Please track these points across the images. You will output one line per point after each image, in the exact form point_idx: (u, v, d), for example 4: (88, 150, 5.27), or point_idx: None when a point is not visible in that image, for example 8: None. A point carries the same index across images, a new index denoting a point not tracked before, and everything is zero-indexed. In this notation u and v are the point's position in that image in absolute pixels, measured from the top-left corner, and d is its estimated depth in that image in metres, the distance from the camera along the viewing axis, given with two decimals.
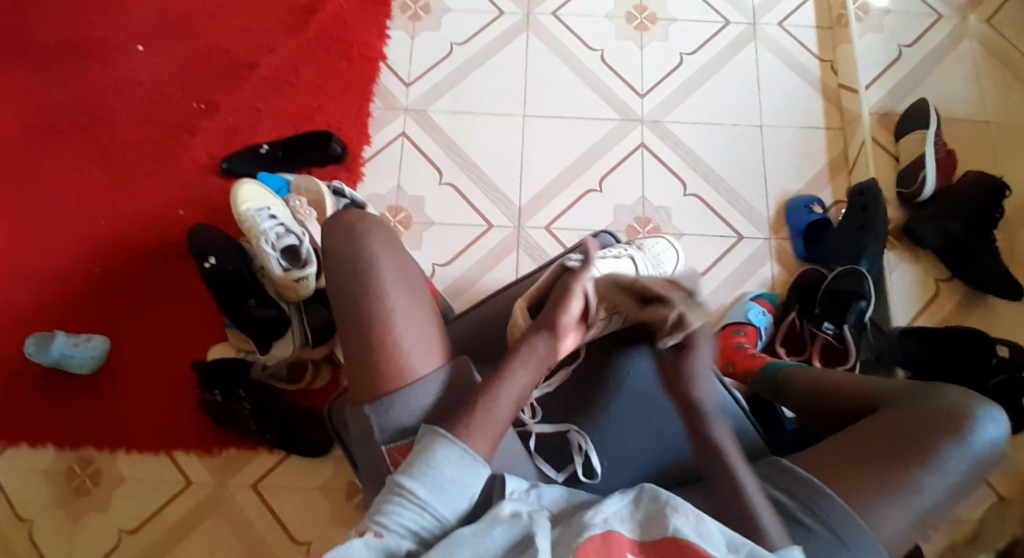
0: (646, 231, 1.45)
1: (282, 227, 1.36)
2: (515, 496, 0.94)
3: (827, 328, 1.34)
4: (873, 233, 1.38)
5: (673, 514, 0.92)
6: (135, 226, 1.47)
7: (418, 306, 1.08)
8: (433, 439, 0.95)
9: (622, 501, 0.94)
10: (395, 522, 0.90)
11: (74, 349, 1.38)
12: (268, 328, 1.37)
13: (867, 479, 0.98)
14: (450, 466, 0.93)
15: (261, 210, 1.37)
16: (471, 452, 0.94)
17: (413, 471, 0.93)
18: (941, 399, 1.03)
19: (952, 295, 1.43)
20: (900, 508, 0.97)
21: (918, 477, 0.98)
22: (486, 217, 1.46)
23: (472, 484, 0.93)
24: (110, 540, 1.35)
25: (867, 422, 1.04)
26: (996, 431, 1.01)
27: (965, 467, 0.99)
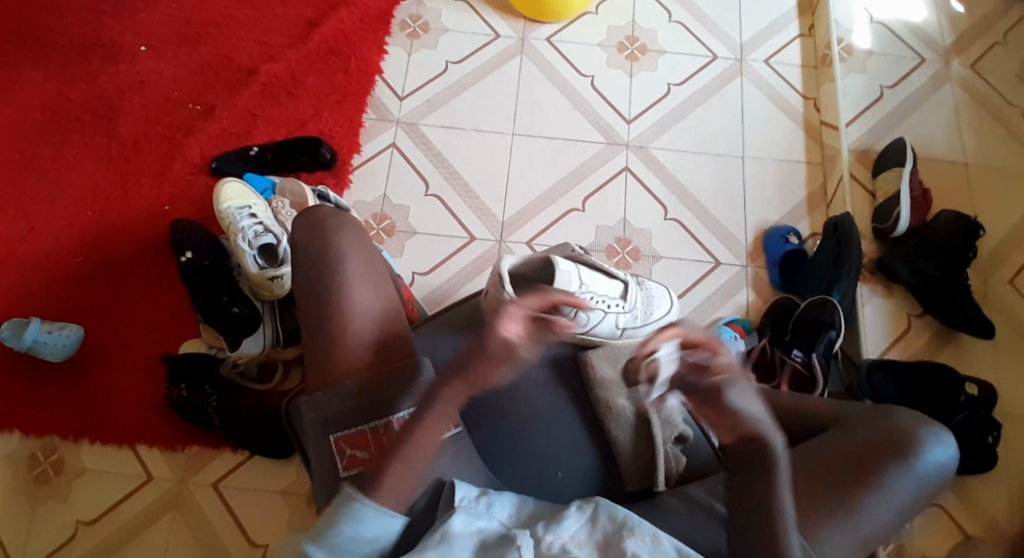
0: (625, 252, 1.47)
1: (260, 226, 1.42)
2: (465, 505, 1.00)
3: (796, 355, 1.35)
4: (847, 266, 1.40)
5: (629, 534, 1.00)
6: (119, 218, 1.48)
7: (379, 299, 1.10)
8: (334, 500, 0.96)
9: (578, 522, 1.01)
10: None
11: (48, 336, 1.38)
12: (241, 326, 1.39)
13: (819, 501, 1.05)
14: (349, 526, 0.95)
15: (242, 208, 1.43)
16: (372, 506, 0.95)
17: (316, 537, 0.95)
18: (890, 419, 1.11)
19: (925, 331, 1.44)
20: (846, 530, 1.04)
21: (862, 496, 1.05)
22: (468, 230, 1.48)
23: (377, 536, 0.96)
24: (67, 532, 1.33)
25: (822, 446, 1.11)
26: (944, 453, 1.08)
27: (911, 489, 1.06)
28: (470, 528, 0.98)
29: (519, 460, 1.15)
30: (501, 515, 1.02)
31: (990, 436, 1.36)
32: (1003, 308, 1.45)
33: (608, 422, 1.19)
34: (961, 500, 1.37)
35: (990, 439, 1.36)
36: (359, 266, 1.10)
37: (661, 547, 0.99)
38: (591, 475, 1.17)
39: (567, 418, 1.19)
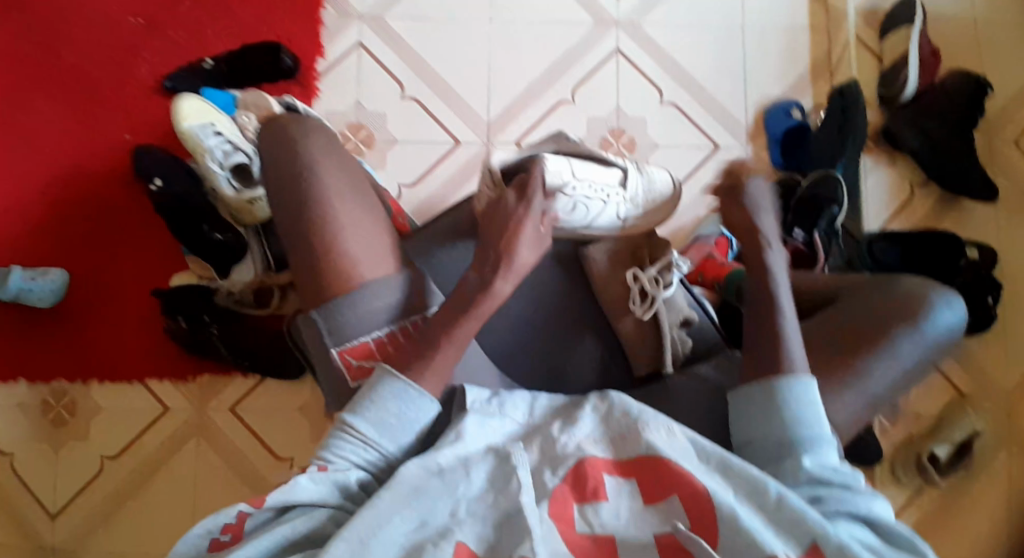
0: (621, 144, 1.40)
1: (229, 144, 1.32)
2: (478, 408, 0.97)
3: (797, 235, 1.33)
4: (851, 139, 1.35)
5: (645, 428, 0.93)
6: (81, 152, 1.40)
7: (361, 203, 1.03)
8: (376, 376, 0.96)
9: (591, 420, 0.95)
10: (338, 454, 0.92)
11: (33, 283, 1.34)
12: (225, 254, 1.35)
13: (832, 375, 1.13)
14: (394, 403, 0.95)
15: (205, 126, 1.32)
16: (414, 387, 0.95)
17: (355, 407, 0.94)
18: (896, 287, 1.20)
19: (928, 199, 1.40)
20: (860, 389, 1.12)
21: (873, 364, 1.14)
22: (453, 134, 1.41)
23: (416, 418, 0.95)
24: (94, 468, 1.35)
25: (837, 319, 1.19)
26: (952, 313, 1.18)
27: (922, 353, 1.16)
28: (484, 435, 0.94)
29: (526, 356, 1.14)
30: (516, 416, 0.98)
31: (989, 297, 1.34)
32: (1008, 169, 1.41)
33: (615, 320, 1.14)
34: (960, 362, 1.35)
35: (990, 300, 1.34)
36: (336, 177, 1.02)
37: (677, 439, 0.92)
38: (599, 367, 1.15)
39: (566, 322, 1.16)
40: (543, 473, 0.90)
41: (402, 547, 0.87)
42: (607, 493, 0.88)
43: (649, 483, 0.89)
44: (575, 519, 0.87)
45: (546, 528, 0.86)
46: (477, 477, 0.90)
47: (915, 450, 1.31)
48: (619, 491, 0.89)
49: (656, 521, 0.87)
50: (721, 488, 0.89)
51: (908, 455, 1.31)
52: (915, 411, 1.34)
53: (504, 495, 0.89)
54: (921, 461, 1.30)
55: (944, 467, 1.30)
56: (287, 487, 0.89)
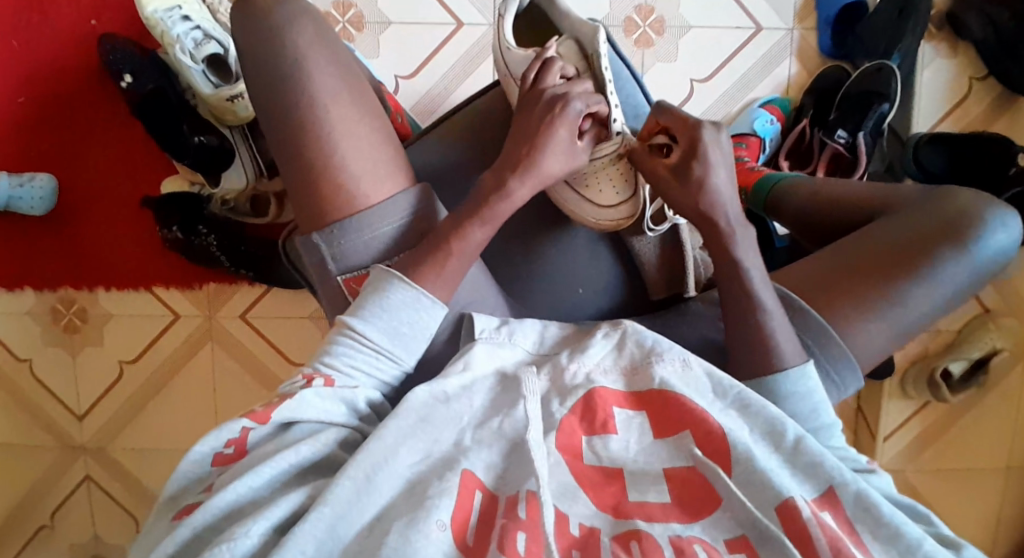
0: (648, 25, 1.22)
1: (199, 33, 1.22)
2: (485, 335, 0.90)
3: (840, 137, 1.20)
4: (913, 20, 1.18)
5: (656, 362, 0.85)
6: (44, 42, 1.26)
7: (361, 110, 0.93)
8: (383, 275, 0.89)
9: (605, 347, 0.87)
10: (346, 363, 0.87)
11: (21, 191, 1.27)
12: (213, 159, 1.23)
13: (856, 297, 0.98)
14: (405, 311, 0.89)
15: (170, 11, 1.22)
16: (429, 297, 0.89)
17: (360, 311, 0.88)
18: (950, 203, 1.01)
19: (987, 96, 1.24)
20: (887, 316, 0.97)
21: (907, 288, 0.97)
22: (456, 14, 1.23)
23: (428, 324, 0.90)
24: (114, 371, 1.37)
25: (870, 232, 1.01)
26: (1007, 238, 1.00)
27: (963, 278, 0.99)
28: (492, 361, 0.87)
29: (535, 279, 1.11)
30: (525, 344, 0.91)
31: None
32: None
33: (631, 238, 1.12)
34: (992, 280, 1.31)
35: None
36: (324, 71, 0.91)
37: (692, 373, 0.84)
38: (615, 286, 1.12)
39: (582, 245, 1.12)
40: (551, 403, 0.83)
41: (407, 478, 0.78)
42: (617, 427, 0.81)
43: (662, 418, 0.82)
44: (583, 451, 0.80)
45: (554, 462, 0.79)
46: (477, 399, 0.84)
47: (929, 365, 1.31)
48: (629, 426, 0.82)
49: (670, 455, 0.80)
50: (736, 427, 0.82)
51: (921, 372, 1.31)
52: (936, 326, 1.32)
53: (506, 419, 0.82)
54: (934, 378, 1.30)
55: (955, 383, 1.30)
56: (294, 402, 0.82)
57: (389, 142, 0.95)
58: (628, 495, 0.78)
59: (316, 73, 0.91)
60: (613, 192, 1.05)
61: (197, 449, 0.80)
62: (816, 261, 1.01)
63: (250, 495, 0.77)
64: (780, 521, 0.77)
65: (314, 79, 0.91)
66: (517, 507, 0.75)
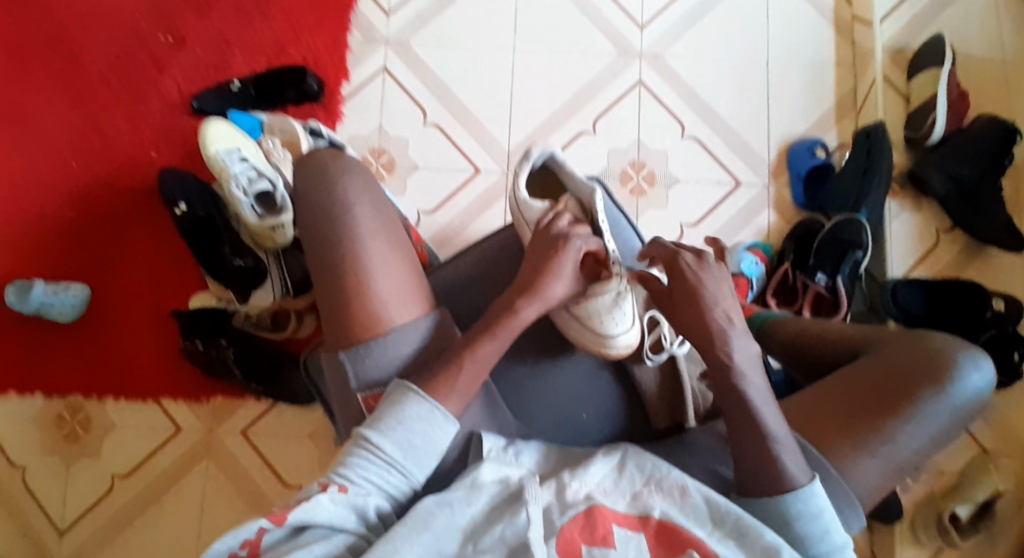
0: (641, 177, 1.39)
1: (254, 171, 1.32)
2: (493, 454, 1.00)
3: (820, 280, 1.32)
4: (876, 178, 1.33)
5: (654, 488, 0.93)
6: (104, 168, 1.41)
7: (396, 248, 1.04)
8: (402, 391, 0.97)
9: (605, 470, 0.95)
10: (361, 474, 0.92)
11: (53, 298, 1.36)
12: (245, 279, 1.35)
13: (849, 433, 1.02)
14: (420, 424, 0.95)
15: (231, 152, 1.32)
16: (441, 410, 0.96)
17: (379, 423, 0.95)
18: (927, 343, 1.07)
19: (954, 246, 1.39)
20: (880, 450, 1.01)
21: (896, 426, 1.02)
22: (472, 162, 1.39)
23: (440, 440, 0.96)
24: (105, 486, 1.38)
25: (853, 370, 1.07)
26: (982, 378, 1.05)
27: (947, 415, 1.03)
28: (498, 473, 0.93)
29: (545, 406, 1.18)
30: (529, 465, 1.01)
31: (1016, 353, 1.33)
32: None
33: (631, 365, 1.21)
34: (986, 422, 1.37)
35: (1015, 356, 1.33)
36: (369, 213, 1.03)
37: (688, 501, 0.92)
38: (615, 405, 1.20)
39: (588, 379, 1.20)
40: (552, 512, 0.89)
41: None
42: (615, 542, 0.87)
43: (659, 541, 0.89)
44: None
45: None
46: (481, 505, 0.89)
47: (936, 508, 1.33)
48: (627, 543, 0.87)
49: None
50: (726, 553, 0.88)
51: (928, 514, 1.33)
52: (937, 467, 1.36)
53: (509, 526, 0.87)
54: (943, 521, 1.31)
55: (965, 528, 1.30)
56: (310, 505, 0.87)
57: (414, 273, 1.05)
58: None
59: (359, 212, 1.03)
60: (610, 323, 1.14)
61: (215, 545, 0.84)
62: (808, 400, 1.06)
63: None
64: None
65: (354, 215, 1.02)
66: None
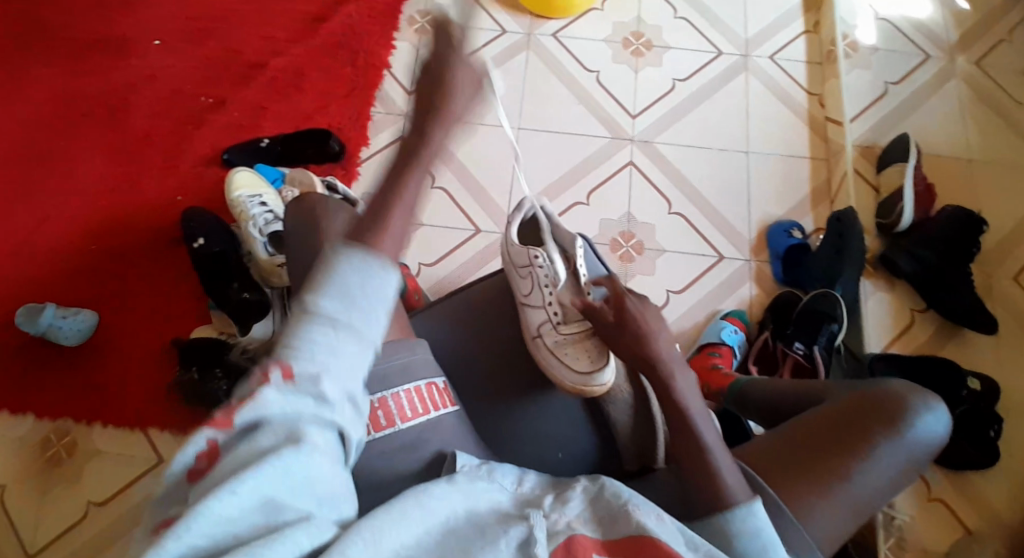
0: (630, 246, 1.49)
1: (270, 214, 1.44)
2: (466, 470, 0.94)
3: (797, 347, 1.36)
4: (849, 258, 1.41)
5: (635, 510, 0.90)
6: (132, 208, 1.52)
7: None
8: (334, 252, 0.79)
9: (581, 502, 0.92)
10: (302, 353, 0.75)
11: (63, 321, 1.41)
12: (250, 312, 1.41)
13: (809, 474, 1.02)
14: (356, 276, 0.78)
15: (253, 197, 1.45)
16: (377, 257, 0.79)
17: (313, 288, 0.77)
18: (883, 389, 1.08)
19: (928, 326, 1.44)
20: (839, 491, 1.01)
21: (856, 466, 1.02)
22: (474, 221, 1.50)
23: (382, 287, 0.78)
24: (78, 512, 1.36)
25: (807, 415, 1.08)
26: (937, 424, 1.07)
27: (902, 459, 1.04)
28: (477, 495, 0.88)
29: (521, 439, 1.15)
30: (506, 484, 0.94)
31: (991, 429, 1.36)
32: (1007, 303, 1.45)
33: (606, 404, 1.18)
34: (967, 500, 1.36)
35: (991, 432, 1.36)
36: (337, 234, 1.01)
37: (665, 522, 0.90)
38: (586, 439, 1.16)
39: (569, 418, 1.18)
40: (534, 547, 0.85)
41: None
42: None
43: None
44: None
45: None
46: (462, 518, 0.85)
47: None
48: None
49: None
50: None
51: None
52: (921, 546, 1.34)
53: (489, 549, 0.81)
54: None
55: None
56: (256, 404, 0.74)
57: (389, 311, 1.07)
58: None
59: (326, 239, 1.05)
60: (581, 359, 1.21)
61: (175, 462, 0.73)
62: (763, 442, 1.06)
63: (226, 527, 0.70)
64: None
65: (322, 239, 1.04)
66: None
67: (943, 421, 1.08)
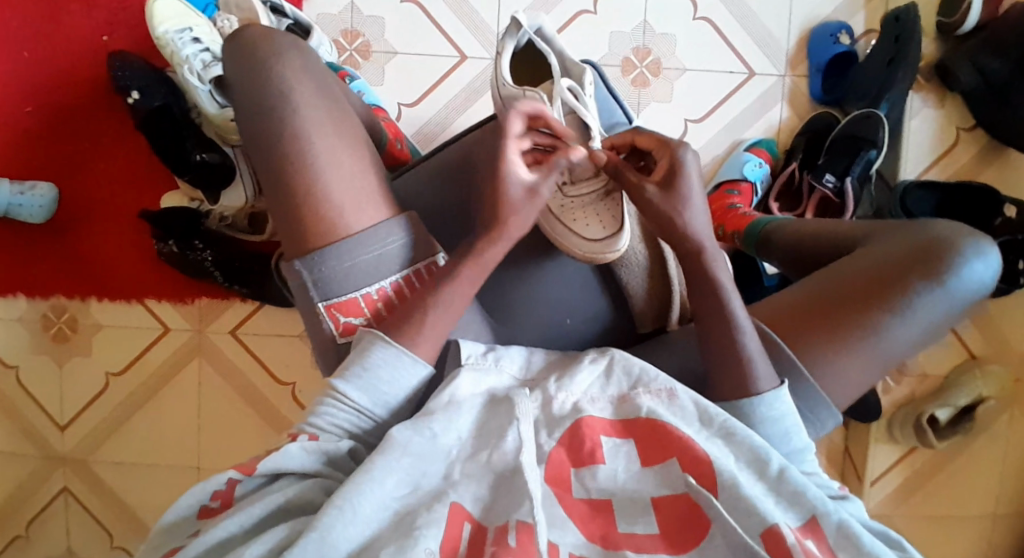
0: (645, 66, 1.26)
1: (208, 54, 1.24)
2: (472, 362, 0.91)
3: (828, 181, 1.23)
4: (901, 71, 1.21)
5: (643, 391, 0.88)
6: (54, 52, 1.29)
7: (347, 140, 0.95)
8: (367, 340, 0.89)
9: (592, 374, 0.89)
10: (329, 421, 0.87)
11: (21, 198, 1.28)
12: (213, 175, 1.27)
13: (836, 325, 0.97)
14: (386, 367, 0.88)
15: (181, 32, 1.23)
16: (409, 354, 0.89)
17: (345, 371, 0.88)
18: (924, 233, 1.01)
19: (974, 145, 1.29)
20: (869, 344, 0.96)
21: (889, 320, 0.97)
22: (460, 47, 1.26)
23: (410, 383, 0.89)
24: (100, 383, 1.38)
25: (837, 269, 1.01)
26: (983, 265, 1.00)
27: (938, 316, 0.98)
28: (478, 387, 0.88)
29: (529, 309, 1.09)
30: (511, 370, 0.92)
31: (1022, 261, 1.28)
32: None
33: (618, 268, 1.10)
34: (977, 326, 1.35)
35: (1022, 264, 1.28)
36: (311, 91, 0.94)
37: (678, 403, 0.86)
38: (601, 323, 1.12)
39: (577, 281, 1.10)
40: (539, 433, 0.84)
41: (393, 508, 0.79)
42: (605, 456, 0.83)
43: (648, 445, 0.84)
44: (569, 481, 0.82)
45: (544, 492, 0.80)
46: (465, 424, 0.85)
47: (917, 408, 1.34)
48: (617, 454, 0.83)
49: (657, 482, 0.81)
50: (723, 456, 0.83)
51: (908, 414, 1.34)
52: (921, 371, 1.36)
53: (494, 452, 0.82)
54: (922, 422, 1.33)
55: (942, 429, 1.33)
56: (279, 455, 0.83)
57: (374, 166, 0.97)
58: (615, 525, 0.79)
59: (281, 89, 0.94)
60: (599, 227, 1.09)
61: (186, 500, 0.82)
62: (794, 295, 1.00)
63: (239, 534, 0.79)
64: (766, 547, 0.78)
65: (277, 82, 0.94)
66: (506, 536, 0.75)
67: (993, 266, 1.01)
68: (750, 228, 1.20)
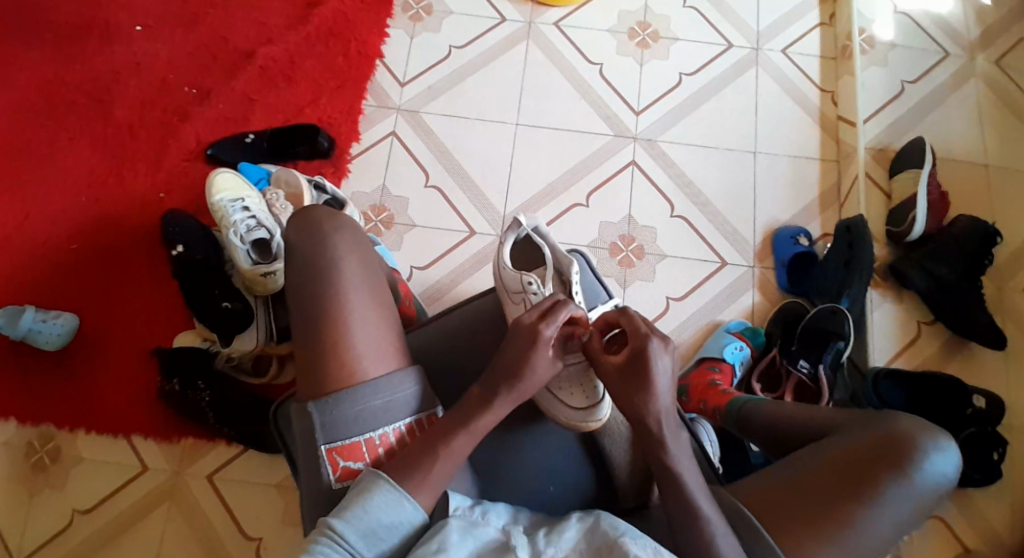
0: (630, 250, 1.44)
1: (253, 220, 1.36)
2: (460, 515, 0.91)
3: (802, 366, 1.31)
4: (858, 271, 1.35)
5: (628, 542, 0.89)
6: (113, 204, 1.47)
7: (380, 307, 1.02)
8: (369, 480, 0.92)
9: (577, 533, 0.90)
10: None
11: (42, 325, 1.37)
12: (232, 322, 1.34)
13: (804, 518, 0.95)
14: (386, 512, 0.90)
15: (234, 201, 1.37)
16: (410, 500, 0.91)
17: (344, 512, 0.90)
18: (885, 425, 1.00)
19: (936, 338, 1.40)
20: (840, 538, 0.94)
21: (857, 512, 0.95)
22: (469, 224, 1.45)
23: (404, 527, 0.91)
24: (64, 519, 1.33)
25: (802, 459, 1.00)
26: (946, 461, 0.98)
27: (906, 507, 0.96)
28: (467, 540, 0.88)
29: (510, 468, 1.06)
30: (496, 523, 0.92)
31: (995, 452, 1.30)
32: (1016, 317, 1.39)
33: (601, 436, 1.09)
34: (969, 519, 1.31)
35: (995, 455, 1.30)
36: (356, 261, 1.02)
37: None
38: (583, 494, 1.07)
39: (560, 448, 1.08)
40: None
41: None
42: None
43: None
44: None
45: None
46: None
47: None
48: None
49: None
50: None
51: None
52: None
53: None
54: None
55: None
56: None
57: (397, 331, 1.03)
58: None
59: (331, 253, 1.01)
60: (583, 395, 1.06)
61: None
62: (762, 484, 0.99)
63: None
64: None
65: (328, 245, 1.02)
66: None
67: (956, 463, 0.99)
68: (731, 405, 1.21)
